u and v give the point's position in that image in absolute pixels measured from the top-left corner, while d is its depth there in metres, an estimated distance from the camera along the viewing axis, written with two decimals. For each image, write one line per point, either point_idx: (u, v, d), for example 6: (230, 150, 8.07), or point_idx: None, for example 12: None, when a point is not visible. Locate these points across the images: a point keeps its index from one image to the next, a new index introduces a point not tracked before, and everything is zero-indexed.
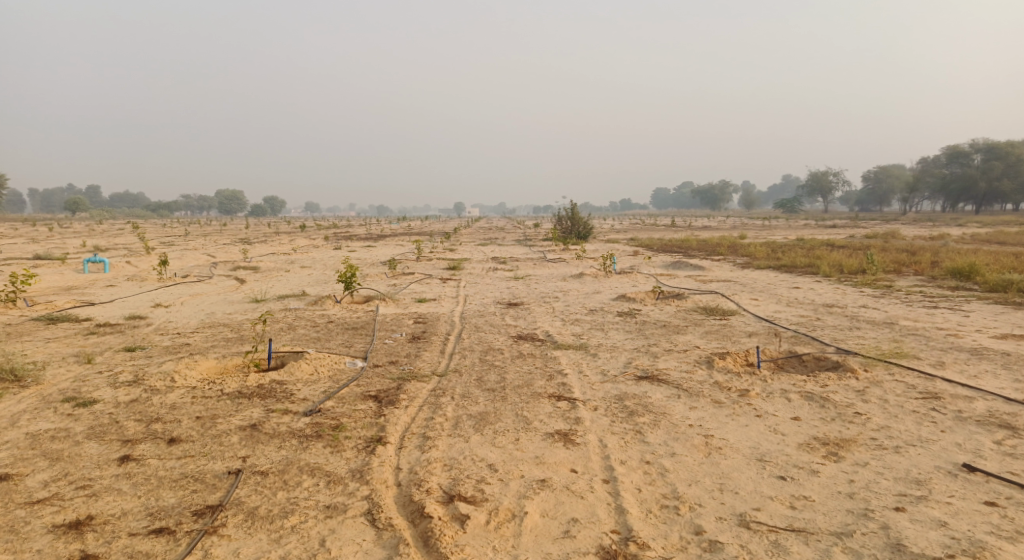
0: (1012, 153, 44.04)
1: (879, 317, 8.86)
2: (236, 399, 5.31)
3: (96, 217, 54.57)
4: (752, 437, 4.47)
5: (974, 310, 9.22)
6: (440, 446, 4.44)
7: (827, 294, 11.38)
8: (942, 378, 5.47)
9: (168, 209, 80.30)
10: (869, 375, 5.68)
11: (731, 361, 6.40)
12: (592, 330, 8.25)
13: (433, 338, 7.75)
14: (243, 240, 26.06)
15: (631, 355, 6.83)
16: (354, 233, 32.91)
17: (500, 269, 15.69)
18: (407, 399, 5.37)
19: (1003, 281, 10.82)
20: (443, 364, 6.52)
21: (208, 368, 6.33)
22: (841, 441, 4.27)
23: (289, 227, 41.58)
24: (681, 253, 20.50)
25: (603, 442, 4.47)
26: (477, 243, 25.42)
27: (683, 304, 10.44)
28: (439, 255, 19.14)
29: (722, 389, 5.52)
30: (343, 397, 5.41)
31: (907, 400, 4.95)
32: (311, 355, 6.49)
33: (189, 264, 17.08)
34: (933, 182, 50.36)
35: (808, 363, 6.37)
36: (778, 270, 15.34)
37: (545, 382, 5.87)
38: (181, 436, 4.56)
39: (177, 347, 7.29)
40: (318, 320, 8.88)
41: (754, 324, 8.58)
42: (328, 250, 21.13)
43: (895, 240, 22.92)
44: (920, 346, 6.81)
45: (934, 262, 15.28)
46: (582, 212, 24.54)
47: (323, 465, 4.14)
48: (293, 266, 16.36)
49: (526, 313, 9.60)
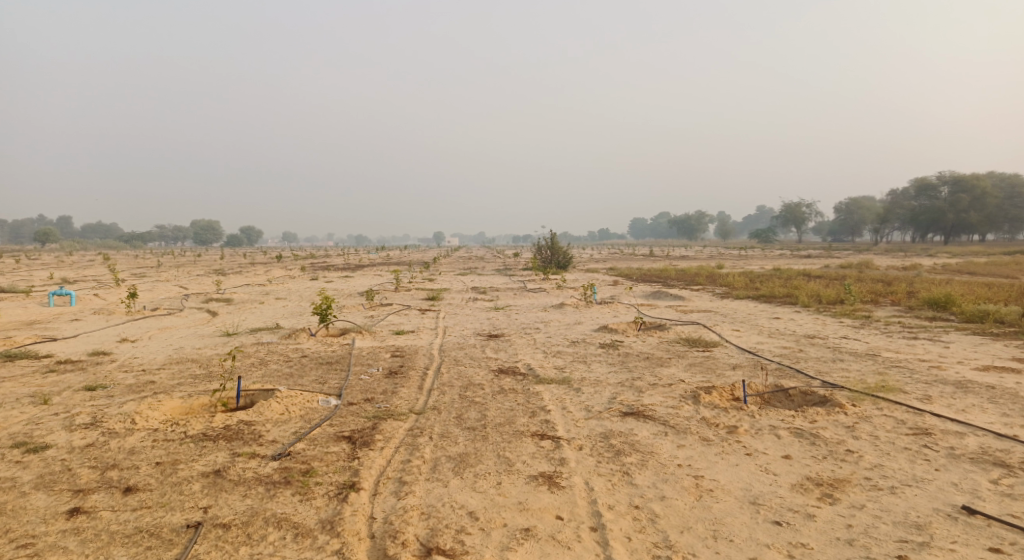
0: (977, 186, 45.44)
1: (861, 349, 8.84)
2: (200, 442, 5.00)
3: (65, 248, 53.18)
4: (743, 478, 4.30)
5: (954, 341, 9.27)
6: (417, 492, 4.19)
7: (807, 325, 11.38)
8: (931, 412, 5.41)
9: (141, 239, 78.75)
10: (858, 409, 5.59)
11: (717, 396, 6.25)
12: (574, 363, 8.07)
13: (411, 373, 7.49)
14: (219, 271, 25.56)
15: (615, 390, 6.65)
16: (332, 264, 32.57)
17: (480, 299, 15.50)
18: (383, 441, 5.10)
19: (980, 312, 10.93)
20: (421, 401, 6.26)
21: (172, 408, 5.99)
22: (835, 482, 4.14)
23: (266, 256, 40.98)
24: (661, 283, 20.56)
25: (589, 485, 4.26)
26: (457, 273, 25.24)
27: (666, 336, 10.34)
28: (419, 286, 18.89)
29: (710, 426, 5.36)
30: (314, 438, 5.12)
31: (897, 436, 4.87)
32: (282, 392, 6.18)
33: (160, 296, 16.62)
34: (903, 213, 51.69)
35: (794, 398, 6.26)
36: (758, 300, 15.39)
37: (528, 420, 5.65)
38: (138, 485, 4.23)
39: (141, 385, 6.93)
40: (291, 355, 8.56)
41: (737, 356, 8.49)
42: (305, 280, 20.75)
43: (871, 270, 23.28)
44: (905, 379, 6.77)
45: (909, 292, 15.49)
46: (562, 242, 24.55)
47: (290, 516, 3.86)
48: (268, 298, 15.97)
49: (507, 346, 9.40)
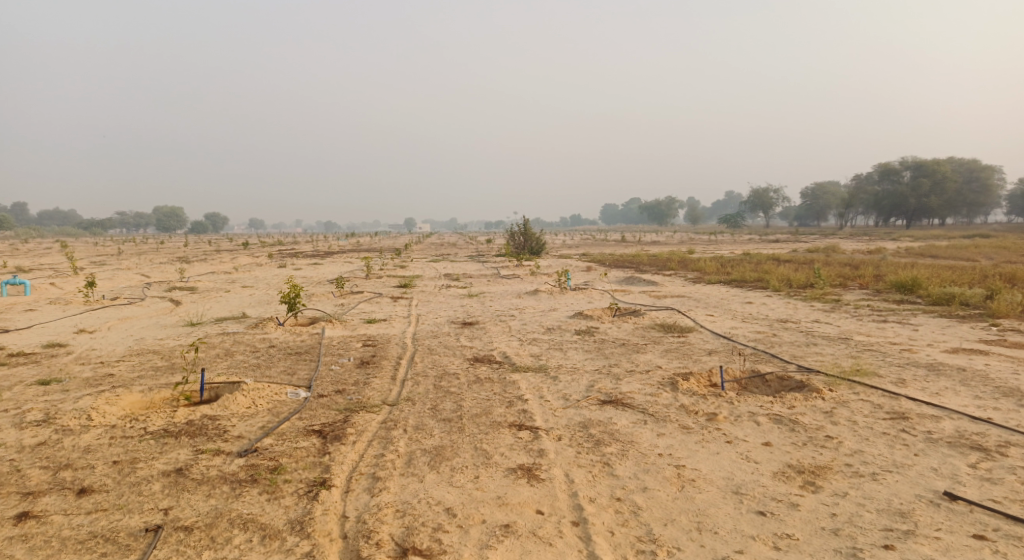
0: (937, 171, 46.65)
1: (833, 333, 8.92)
2: (161, 439, 4.72)
3: (20, 234, 50.77)
4: (725, 467, 4.25)
5: (922, 324, 9.43)
6: (391, 488, 4.02)
7: (779, 309, 11.49)
8: (906, 396, 5.46)
9: (101, 226, 76.04)
10: (835, 394, 5.60)
11: (695, 383, 6.20)
12: (550, 351, 7.95)
13: (384, 363, 7.28)
14: (183, 259, 24.77)
15: (592, 378, 6.55)
16: (301, 250, 31.98)
17: (454, 286, 15.29)
18: (354, 434, 4.90)
19: (946, 295, 11.17)
20: (394, 392, 6.06)
21: (132, 403, 5.67)
22: (817, 470, 4.17)
23: (231, 243, 39.90)
24: (634, 268, 20.61)
25: (569, 477, 4.15)
26: (430, 259, 24.97)
27: (641, 322, 10.30)
28: (391, 273, 18.55)
29: (689, 414, 5.30)
30: (283, 433, 4.90)
31: (875, 421, 4.92)
32: (249, 385, 5.91)
33: (120, 285, 16.00)
34: (866, 198, 52.90)
35: (771, 383, 6.26)
36: (730, 285, 15.51)
37: (505, 410, 5.51)
38: (93, 485, 3.95)
39: (99, 379, 6.57)
40: (259, 345, 8.25)
41: (713, 341, 8.49)
42: (273, 268, 20.23)
43: (837, 254, 23.76)
44: (878, 363, 6.83)
45: (876, 276, 15.78)
46: (535, 228, 24.43)
47: (257, 516, 3.65)
48: (234, 286, 15.49)
49: (482, 333, 9.24)
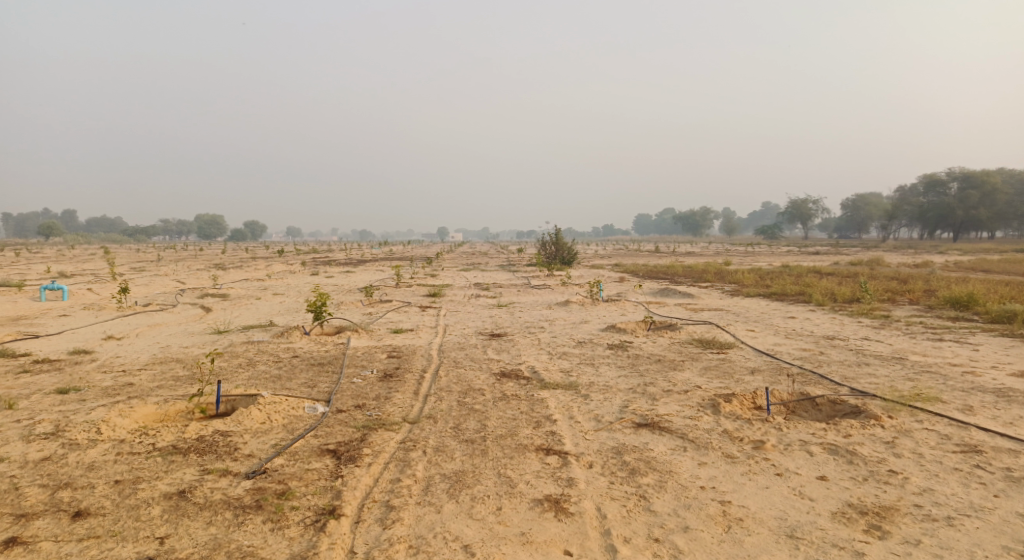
0: (987, 182, 44.48)
1: (885, 352, 8.28)
2: (169, 458, 4.51)
3: (68, 242, 52.36)
4: (776, 504, 3.81)
5: (982, 344, 8.70)
6: (405, 519, 3.69)
7: (825, 325, 10.84)
8: (978, 426, 4.87)
9: (146, 234, 78.55)
10: (895, 422, 5.05)
11: (738, 405, 5.73)
12: (581, 367, 7.55)
13: (407, 376, 6.98)
14: (219, 266, 25.15)
15: (626, 397, 6.13)
16: (334, 258, 32.21)
17: (483, 296, 14.99)
18: (370, 455, 4.61)
19: (1007, 313, 10.37)
20: (416, 409, 5.75)
21: (145, 415, 5.50)
22: (882, 511, 3.69)
23: (268, 252, 40.59)
24: (668, 279, 20.02)
25: (601, 512, 3.76)
26: (460, 268, 24.83)
27: (677, 336, 9.80)
28: (420, 282, 18.36)
29: (733, 441, 4.84)
30: (295, 453, 4.63)
31: (945, 455, 4.37)
32: (265, 398, 5.68)
33: (154, 291, 16.16)
34: (912, 210, 50.87)
35: (823, 407, 5.73)
36: (769, 299, 14.83)
37: (532, 432, 5.14)
38: (89, 508, 3.74)
39: (118, 388, 6.45)
40: (281, 355, 8.05)
41: (755, 359, 7.96)
42: (305, 276, 20.31)
43: (883, 267, 22.68)
44: (939, 387, 6.22)
45: (927, 290, 14.88)
46: (567, 237, 24.01)
47: (258, 550, 3.36)
48: (265, 294, 15.49)
49: (510, 346, 8.88)
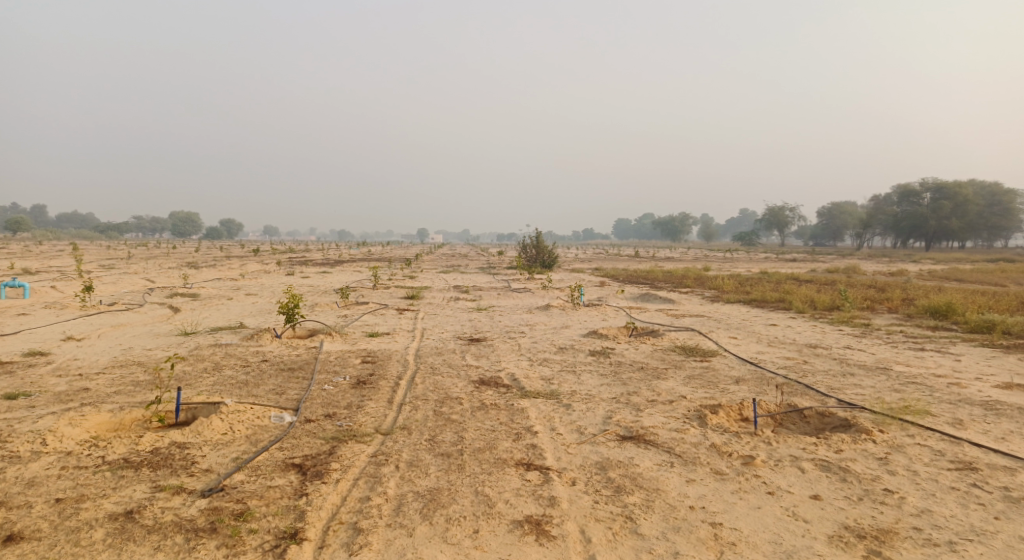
0: (959, 193, 45.45)
1: (869, 361, 8.18)
2: (119, 473, 4.16)
3: (36, 237, 50.93)
4: (769, 526, 3.61)
5: (963, 354, 8.67)
6: (374, 545, 3.41)
7: (806, 333, 10.77)
8: (971, 441, 4.72)
9: (118, 231, 76.78)
10: (887, 437, 4.88)
11: (724, 417, 5.54)
12: (563, 374, 7.31)
13: (382, 383, 6.66)
14: (191, 264, 24.43)
15: (610, 408, 5.90)
16: (312, 258, 31.52)
17: (462, 299, 14.70)
18: (339, 471, 4.31)
19: (986, 323, 10.38)
20: (389, 419, 5.44)
21: (98, 424, 5.12)
22: (881, 535, 3.50)
23: (243, 250, 39.85)
24: (649, 284, 19.94)
25: (585, 535, 3.52)
26: (440, 270, 24.53)
27: (660, 343, 9.61)
28: (398, 283, 18.00)
29: (722, 455, 4.63)
30: (257, 468, 4.31)
31: (940, 472, 4.20)
32: (228, 407, 5.32)
33: (122, 290, 15.58)
34: (885, 219, 51.81)
35: (810, 420, 5.57)
36: (750, 305, 14.77)
37: (511, 445, 4.88)
38: (24, 531, 3.41)
39: (71, 394, 6.03)
40: (250, 360, 7.66)
41: (739, 368, 7.80)
42: (280, 276, 19.80)
43: (860, 275, 22.91)
44: (926, 399, 6.10)
45: (904, 299, 14.93)
46: (547, 240, 23.82)
47: None
48: (237, 294, 15.00)
49: (490, 351, 8.62)
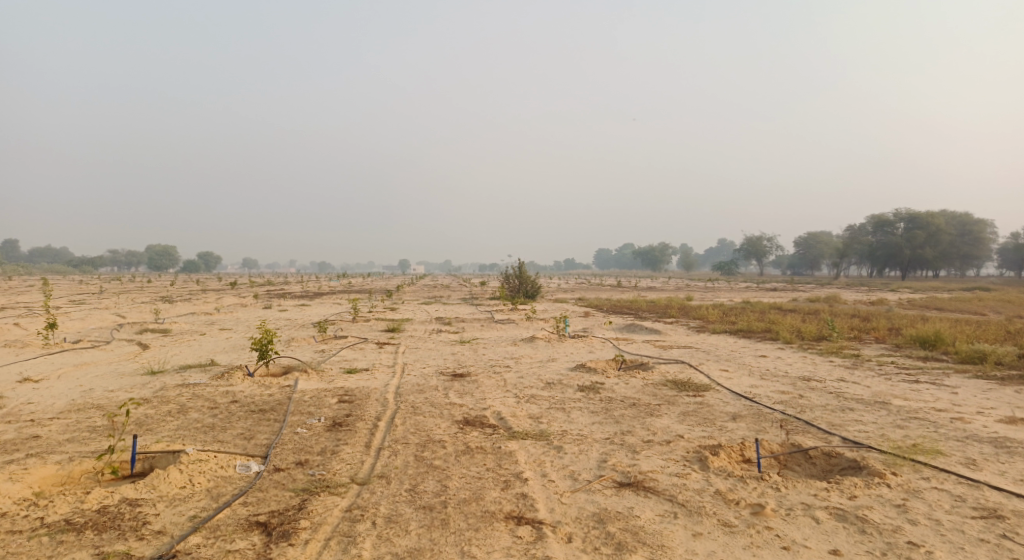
0: (931, 223, 46.49)
1: (866, 395, 7.92)
2: (56, 538, 3.69)
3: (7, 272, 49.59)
4: None
5: (960, 386, 8.46)
6: None
7: (797, 365, 10.52)
8: (990, 484, 4.43)
9: (93, 264, 75.17)
10: (901, 480, 4.57)
11: (726, 459, 5.19)
12: (552, 412, 6.91)
13: (359, 425, 6.21)
14: (166, 298, 23.73)
15: (604, 449, 5.52)
16: (291, 291, 30.85)
17: (445, 331, 14.26)
18: (309, 529, 3.87)
19: (977, 353, 10.23)
20: (367, 467, 4.99)
21: (43, 477, 4.63)
22: None
23: (221, 284, 39.00)
24: (633, 315, 19.73)
25: None
26: (422, 301, 24.10)
27: (650, 376, 9.28)
28: (379, 316, 17.51)
29: (728, 504, 4.28)
30: (217, 527, 3.86)
31: (966, 522, 3.89)
32: (189, 456, 4.84)
33: (89, 326, 14.89)
34: (862, 249, 52.60)
35: (817, 461, 5.24)
36: (737, 336, 14.53)
37: (500, 495, 4.47)
38: None
39: (18, 443, 5.50)
40: (218, 401, 7.15)
41: (734, 403, 7.47)
42: (257, 309, 19.24)
43: (842, 304, 22.97)
44: (933, 436, 5.81)
45: (890, 328, 14.85)
46: (531, 270, 23.57)
47: None
48: (211, 329, 14.40)
49: (474, 388, 8.20)
